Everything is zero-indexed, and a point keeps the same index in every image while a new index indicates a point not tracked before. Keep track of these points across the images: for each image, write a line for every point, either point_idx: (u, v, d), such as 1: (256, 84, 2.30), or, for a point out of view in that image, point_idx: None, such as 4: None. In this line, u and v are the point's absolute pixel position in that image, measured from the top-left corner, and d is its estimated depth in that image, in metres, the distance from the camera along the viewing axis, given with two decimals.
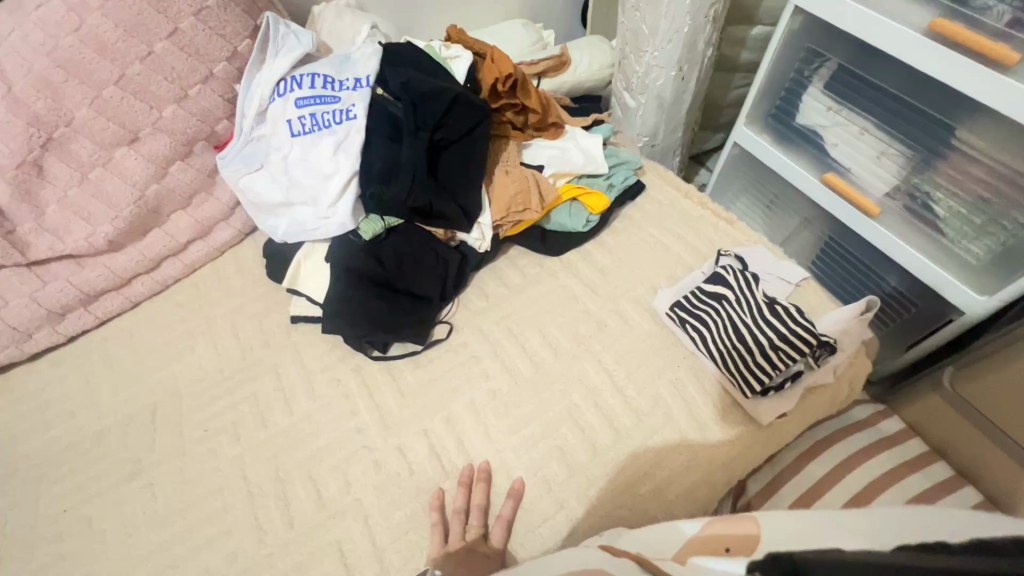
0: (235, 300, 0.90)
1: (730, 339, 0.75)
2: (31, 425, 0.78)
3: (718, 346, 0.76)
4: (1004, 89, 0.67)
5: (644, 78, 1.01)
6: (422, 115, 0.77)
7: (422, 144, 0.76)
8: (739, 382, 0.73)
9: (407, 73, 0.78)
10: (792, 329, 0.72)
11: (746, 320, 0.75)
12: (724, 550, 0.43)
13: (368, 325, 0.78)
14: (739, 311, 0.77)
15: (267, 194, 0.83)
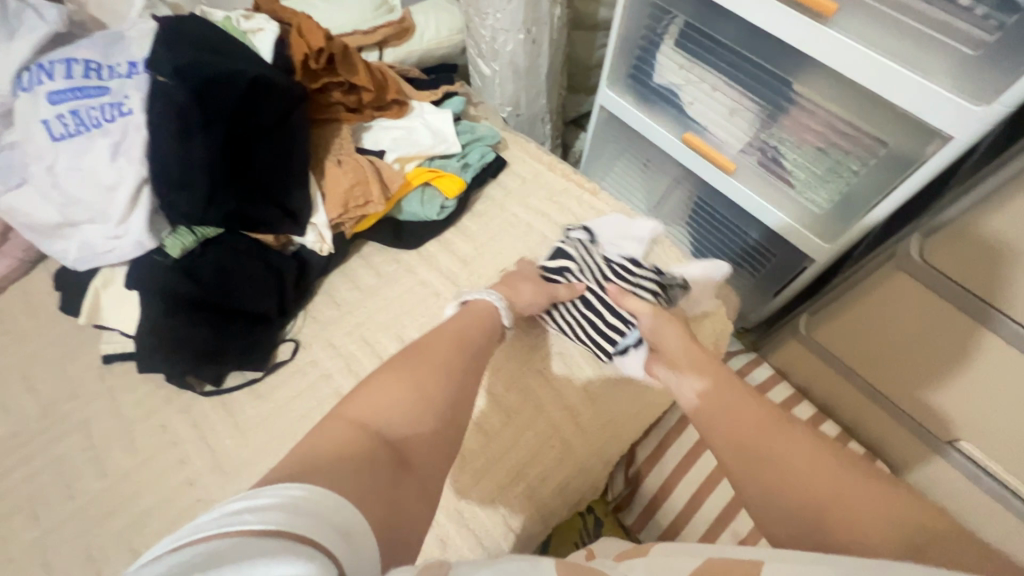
0: (23, 345, 0.73)
1: (578, 307, 0.72)
2: None
3: (572, 318, 0.72)
4: (829, 42, 0.67)
5: (492, 43, 0.94)
6: (212, 103, 0.63)
7: (218, 139, 0.64)
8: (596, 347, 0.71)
9: (186, 52, 0.64)
10: (636, 286, 0.73)
11: (593, 285, 0.73)
12: None
13: (192, 358, 0.67)
14: (583, 276, 0.74)
15: (36, 215, 0.67)
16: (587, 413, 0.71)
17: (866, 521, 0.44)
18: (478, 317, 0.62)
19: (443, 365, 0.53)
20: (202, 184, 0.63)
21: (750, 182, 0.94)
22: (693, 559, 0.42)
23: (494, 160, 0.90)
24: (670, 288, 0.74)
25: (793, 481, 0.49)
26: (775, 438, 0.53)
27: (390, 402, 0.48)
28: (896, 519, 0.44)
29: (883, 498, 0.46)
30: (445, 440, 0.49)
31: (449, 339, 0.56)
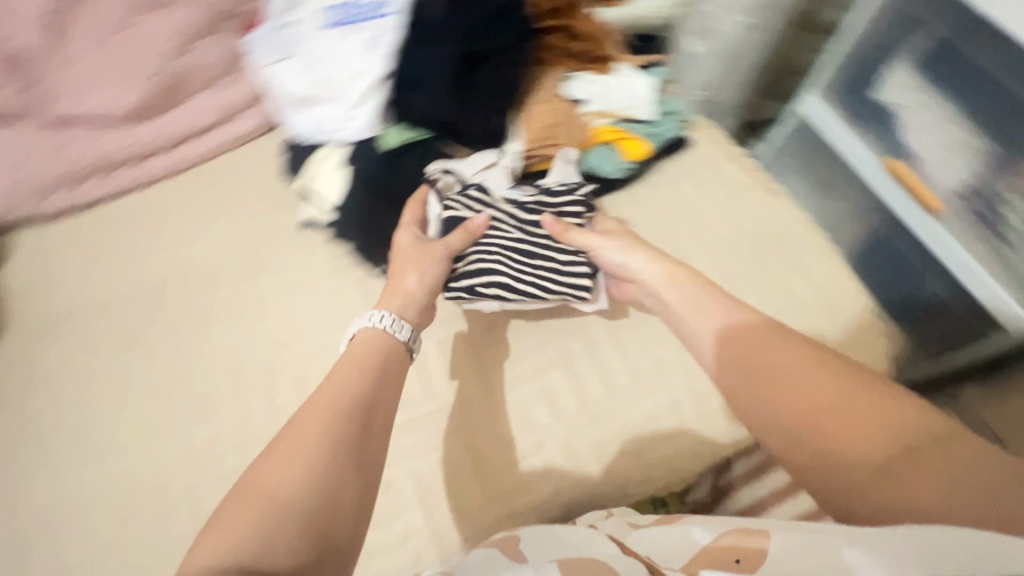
0: (248, 191, 0.87)
1: (488, 248, 0.71)
2: (42, 281, 0.80)
3: (535, 276, 0.69)
4: None
5: (709, 21, 0.91)
6: (460, 20, 0.70)
7: (455, 50, 0.70)
8: (576, 294, 0.70)
9: None
10: (561, 213, 0.74)
11: (510, 230, 0.72)
12: (735, 561, 0.44)
13: (375, 238, 0.77)
14: (506, 241, 0.71)
15: (290, 86, 0.79)
16: (716, 403, 0.70)
17: (860, 431, 0.48)
18: (370, 351, 0.59)
19: (332, 418, 0.51)
20: (431, 90, 0.71)
21: (955, 228, 0.85)
22: (710, 532, 0.49)
23: (678, 139, 0.89)
24: (586, 194, 0.75)
25: (789, 393, 0.52)
26: (777, 349, 0.55)
27: (283, 481, 0.46)
28: (893, 421, 0.48)
29: (876, 400, 0.49)
30: (361, 477, 0.50)
31: (335, 384, 0.55)
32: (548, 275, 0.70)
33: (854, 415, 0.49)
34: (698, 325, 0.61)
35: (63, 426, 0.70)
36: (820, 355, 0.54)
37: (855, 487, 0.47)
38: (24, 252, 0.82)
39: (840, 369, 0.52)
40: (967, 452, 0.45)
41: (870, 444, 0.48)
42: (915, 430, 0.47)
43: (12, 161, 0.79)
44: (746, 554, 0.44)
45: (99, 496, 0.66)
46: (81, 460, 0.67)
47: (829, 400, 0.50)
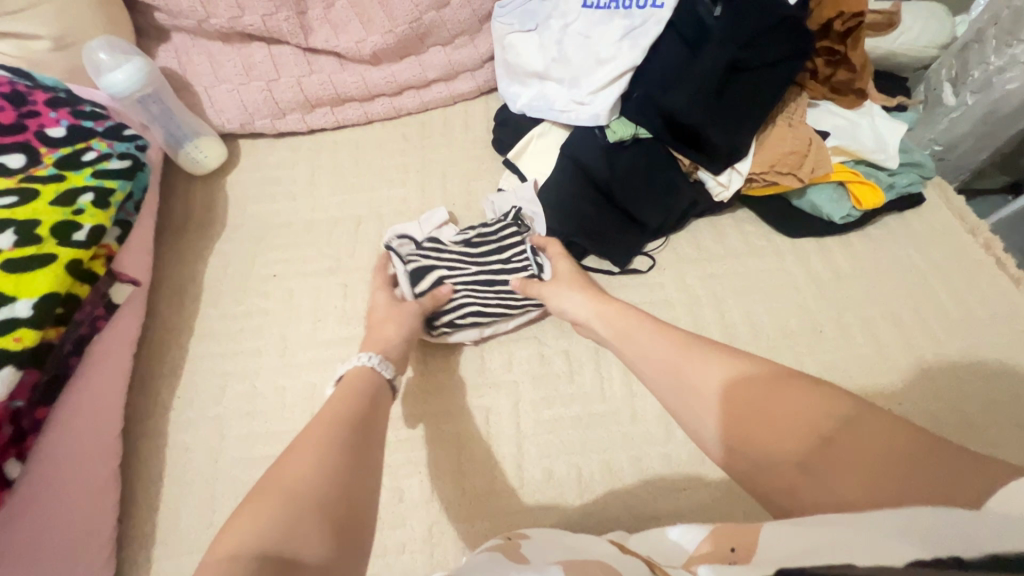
0: (453, 151, 0.90)
1: (478, 288, 0.72)
2: (262, 193, 0.86)
3: (493, 299, 0.71)
4: None
5: (992, 74, 0.80)
6: (738, 27, 0.68)
7: (725, 58, 0.68)
8: (525, 306, 0.72)
9: None
10: (501, 239, 0.75)
11: (467, 267, 0.73)
12: (730, 550, 0.39)
13: (577, 226, 0.77)
14: (462, 276, 0.73)
15: (530, 59, 0.80)
16: None
17: (778, 430, 0.42)
18: (364, 388, 0.56)
19: (321, 458, 0.45)
20: (694, 88, 0.69)
21: None
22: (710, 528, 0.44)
23: (912, 194, 0.81)
24: (518, 216, 0.77)
25: (712, 401, 0.46)
26: (673, 353, 0.50)
27: (259, 526, 0.40)
28: (803, 411, 0.41)
29: (791, 394, 0.43)
30: (350, 525, 0.43)
31: (323, 427, 0.49)
32: (504, 295, 0.72)
33: (775, 414, 0.42)
34: (627, 336, 0.56)
35: (261, 330, 0.74)
36: (701, 345, 0.50)
37: (799, 498, 0.40)
38: (249, 161, 0.89)
39: (724, 357, 0.48)
40: (858, 431, 0.39)
41: (790, 440, 0.41)
42: (814, 412, 0.41)
43: (262, 79, 0.84)
44: (740, 541, 0.39)
45: (283, 405, 0.69)
46: (272, 366, 0.72)
47: (746, 402, 0.44)
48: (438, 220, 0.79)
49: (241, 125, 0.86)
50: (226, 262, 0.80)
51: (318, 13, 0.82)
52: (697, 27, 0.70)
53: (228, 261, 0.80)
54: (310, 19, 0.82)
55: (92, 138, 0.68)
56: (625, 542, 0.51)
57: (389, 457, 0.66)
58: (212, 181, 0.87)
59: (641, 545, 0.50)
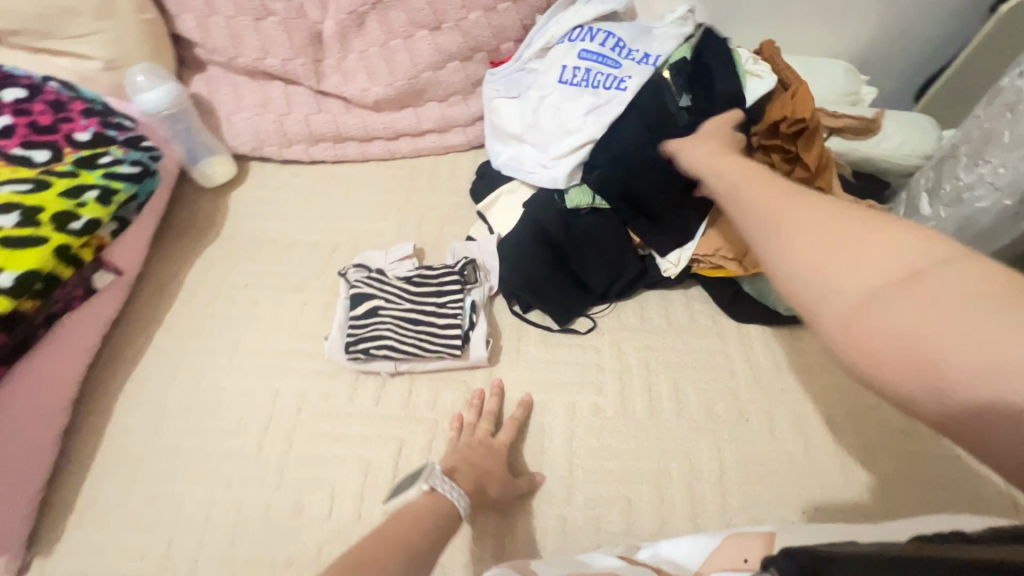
0: (435, 195, 0.96)
1: (406, 326, 0.74)
2: (258, 210, 0.95)
3: (415, 338, 0.73)
4: None
5: (962, 189, 0.79)
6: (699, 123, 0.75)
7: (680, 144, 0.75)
8: (445, 350, 0.73)
9: (727, 77, 0.76)
10: (441, 284, 0.77)
11: (400, 302, 0.76)
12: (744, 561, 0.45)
13: (523, 281, 0.79)
14: (396, 311, 0.75)
15: (508, 122, 0.86)
16: None
17: (863, 260, 0.31)
18: (429, 515, 0.55)
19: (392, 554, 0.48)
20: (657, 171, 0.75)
21: None
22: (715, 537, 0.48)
23: None
24: (464, 266, 0.79)
25: (784, 229, 0.35)
26: (763, 193, 0.38)
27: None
28: (904, 253, 0.30)
29: (887, 233, 0.32)
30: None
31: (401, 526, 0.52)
32: (425, 336, 0.73)
33: (863, 248, 0.31)
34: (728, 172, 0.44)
35: (221, 333, 0.81)
36: (796, 183, 0.37)
37: (866, 336, 0.30)
38: (254, 181, 0.99)
39: (820, 199, 0.35)
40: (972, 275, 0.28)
41: (878, 271, 0.30)
42: (918, 249, 0.30)
43: (275, 111, 0.95)
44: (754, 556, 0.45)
45: (221, 405, 0.74)
46: (221, 367, 0.77)
47: (826, 230, 0.33)
48: (403, 253, 0.84)
49: (252, 148, 0.97)
50: (213, 265, 0.89)
51: (331, 62, 0.92)
52: (659, 113, 0.75)
53: (214, 264, 0.89)
54: (325, 67, 0.93)
55: (112, 145, 0.80)
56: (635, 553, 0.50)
57: (301, 469, 0.69)
58: (217, 194, 0.97)
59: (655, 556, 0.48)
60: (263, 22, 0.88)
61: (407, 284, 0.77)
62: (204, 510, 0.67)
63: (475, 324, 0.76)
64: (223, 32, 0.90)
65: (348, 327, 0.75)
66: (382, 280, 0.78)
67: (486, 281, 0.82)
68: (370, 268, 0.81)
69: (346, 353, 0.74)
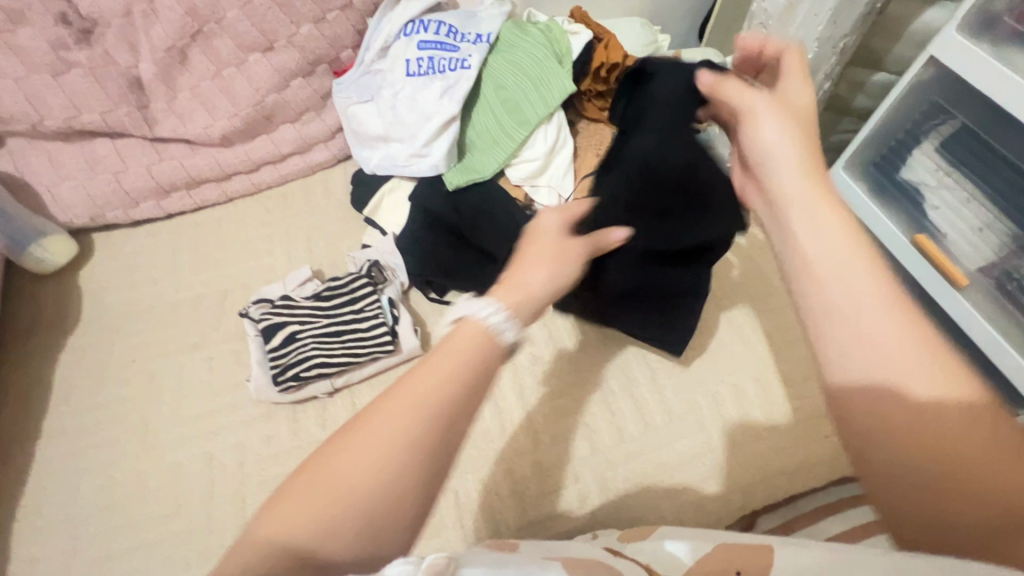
0: (317, 215, 0.94)
1: (330, 340, 0.73)
2: (120, 281, 0.86)
3: (343, 349, 0.72)
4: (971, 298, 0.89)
5: None
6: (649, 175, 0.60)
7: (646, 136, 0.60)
8: (378, 349, 0.73)
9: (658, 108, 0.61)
10: (351, 290, 0.78)
11: (318, 319, 0.74)
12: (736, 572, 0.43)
13: (432, 266, 0.83)
14: (315, 330, 0.73)
15: (370, 125, 0.88)
16: (747, 450, 0.72)
17: (936, 437, 0.38)
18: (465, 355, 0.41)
19: (378, 459, 0.37)
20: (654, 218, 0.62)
21: (977, 303, 0.89)
22: (705, 547, 0.48)
23: None
24: (370, 268, 0.81)
25: (924, 409, 0.38)
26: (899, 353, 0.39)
27: (301, 517, 0.36)
28: (973, 451, 0.37)
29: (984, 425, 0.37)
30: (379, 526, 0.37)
31: (402, 403, 0.38)
32: (353, 341, 0.73)
33: (957, 439, 0.37)
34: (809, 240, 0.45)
35: (120, 419, 0.72)
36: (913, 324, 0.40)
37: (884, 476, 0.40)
38: (105, 252, 0.89)
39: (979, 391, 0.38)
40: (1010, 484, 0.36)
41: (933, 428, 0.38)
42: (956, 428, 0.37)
43: (109, 171, 0.86)
44: (746, 565, 0.43)
45: (148, 490, 0.67)
46: (135, 452, 0.69)
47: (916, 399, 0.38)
48: (302, 277, 0.82)
49: (92, 218, 0.87)
50: (84, 352, 0.78)
51: (160, 105, 0.86)
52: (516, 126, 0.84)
53: (87, 351, 0.78)
54: (153, 111, 0.86)
55: None
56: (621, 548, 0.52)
57: None
58: (63, 278, 0.85)
59: (636, 552, 0.50)
60: (64, 77, 0.80)
61: (317, 302, 0.76)
62: None
63: (399, 318, 0.77)
64: (16, 96, 0.79)
65: (268, 361, 0.72)
66: (290, 307, 0.75)
67: (395, 278, 0.84)
68: (272, 299, 0.78)
69: (276, 385, 0.71)
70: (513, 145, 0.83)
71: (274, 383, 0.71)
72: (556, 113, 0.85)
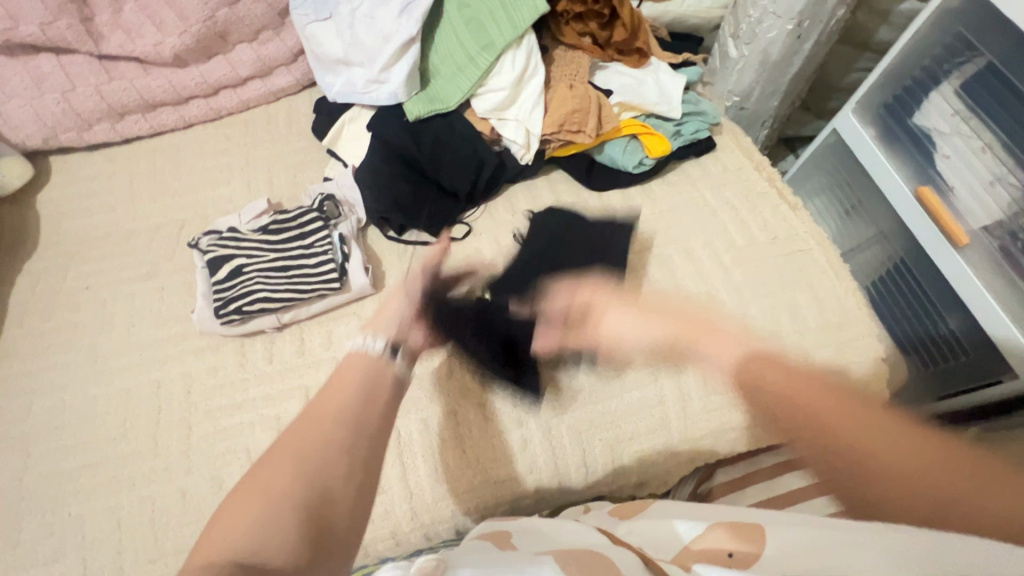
0: (277, 145, 0.89)
1: (277, 274, 0.71)
2: (76, 207, 0.84)
3: (290, 284, 0.71)
4: (949, 259, 0.81)
5: (754, 25, 0.88)
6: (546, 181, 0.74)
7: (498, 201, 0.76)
8: (326, 286, 0.72)
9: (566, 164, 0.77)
10: (301, 224, 0.76)
11: (264, 254, 0.73)
12: (726, 556, 0.45)
13: (387, 203, 0.77)
14: (263, 263, 0.72)
15: (328, 46, 0.81)
16: (699, 406, 0.70)
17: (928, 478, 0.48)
18: (359, 375, 0.51)
19: (315, 463, 0.43)
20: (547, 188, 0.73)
21: (975, 263, 0.80)
22: (700, 526, 0.50)
23: (706, 139, 0.88)
24: (322, 203, 0.78)
25: (855, 442, 0.50)
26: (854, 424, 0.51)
27: (240, 529, 0.38)
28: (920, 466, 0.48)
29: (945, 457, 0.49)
30: (320, 537, 0.40)
31: (314, 418, 0.46)
32: (299, 278, 0.71)
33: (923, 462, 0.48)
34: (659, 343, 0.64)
35: (74, 344, 0.73)
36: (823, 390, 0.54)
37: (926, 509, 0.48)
38: (62, 177, 0.87)
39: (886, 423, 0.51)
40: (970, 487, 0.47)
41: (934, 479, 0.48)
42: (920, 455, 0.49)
43: (56, 90, 0.82)
44: (739, 548, 0.46)
45: (98, 414, 0.68)
46: (87, 377, 0.70)
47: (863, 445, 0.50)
48: (258, 210, 0.79)
49: (44, 140, 0.85)
50: (40, 277, 0.78)
51: (105, 19, 0.81)
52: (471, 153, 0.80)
53: (42, 276, 0.78)
54: (99, 25, 0.81)
55: None
56: (615, 526, 0.54)
57: (205, 446, 0.66)
58: (20, 201, 0.84)
59: (627, 532, 0.51)
60: None
61: (269, 235, 0.75)
62: (112, 518, 0.62)
63: (349, 255, 0.75)
64: None
65: (215, 293, 0.72)
66: (241, 238, 0.74)
67: (353, 213, 0.80)
68: (225, 230, 0.77)
69: (220, 317, 0.70)
70: (479, 72, 0.77)
71: (220, 316, 0.70)
72: (528, 36, 0.78)
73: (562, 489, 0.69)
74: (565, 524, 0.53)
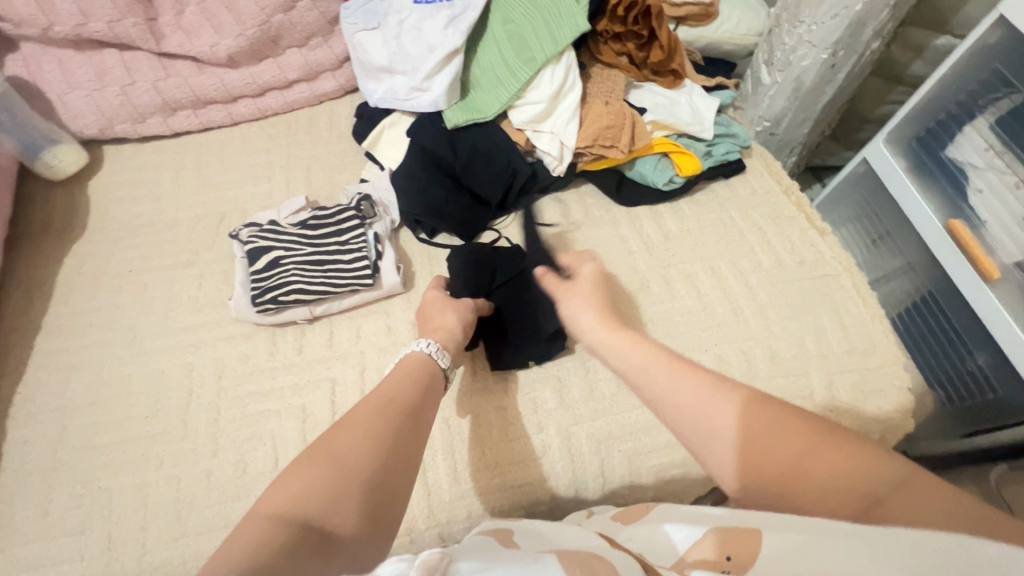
0: (318, 146, 0.93)
1: (312, 267, 0.74)
2: (124, 195, 0.88)
3: (325, 280, 0.73)
4: (981, 294, 0.81)
5: (789, 53, 0.89)
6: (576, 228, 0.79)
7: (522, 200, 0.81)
8: (358, 282, 0.74)
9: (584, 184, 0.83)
10: (336, 221, 0.78)
11: (301, 247, 0.76)
12: (725, 559, 0.39)
13: (422, 206, 0.79)
14: (299, 257, 0.75)
15: (374, 54, 0.85)
16: None
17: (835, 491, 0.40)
18: (416, 375, 0.58)
19: (373, 432, 0.48)
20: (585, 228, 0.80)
21: (1008, 299, 0.79)
22: (700, 530, 0.44)
23: (735, 161, 0.89)
24: (359, 201, 0.80)
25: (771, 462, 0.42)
26: (797, 455, 0.41)
27: (310, 485, 0.43)
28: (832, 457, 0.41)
29: (862, 451, 0.40)
30: (379, 511, 0.44)
31: (376, 407, 0.51)
32: (333, 272, 0.74)
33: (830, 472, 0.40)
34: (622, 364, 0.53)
35: (112, 324, 0.76)
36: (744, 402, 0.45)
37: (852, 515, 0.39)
38: (112, 166, 0.91)
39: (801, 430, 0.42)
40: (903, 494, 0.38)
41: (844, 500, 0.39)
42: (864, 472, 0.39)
43: (116, 83, 0.87)
44: (738, 550, 0.39)
45: (131, 392, 0.70)
46: (123, 356, 0.73)
47: (805, 454, 0.41)
48: (296, 206, 0.82)
49: (99, 130, 0.89)
50: (84, 259, 0.81)
51: (168, 19, 0.85)
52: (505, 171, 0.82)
53: (86, 258, 0.82)
54: (160, 25, 0.86)
55: None
56: (617, 534, 0.53)
57: (233, 430, 0.68)
58: (72, 186, 0.88)
59: (630, 539, 0.50)
60: None
61: (304, 227, 0.77)
62: (136, 495, 0.64)
63: (382, 254, 0.77)
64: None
65: (252, 282, 0.74)
66: (278, 230, 0.77)
67: (387, 214, 0.83)
68: (263, 223, 0.79)
69: (255, 306, 0.73)
70: (519, 84, 0.79)
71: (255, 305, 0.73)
72: (567, 53, 0.80)
73: (577, 498, 0.68)
74: (564, 529, 0.53)
